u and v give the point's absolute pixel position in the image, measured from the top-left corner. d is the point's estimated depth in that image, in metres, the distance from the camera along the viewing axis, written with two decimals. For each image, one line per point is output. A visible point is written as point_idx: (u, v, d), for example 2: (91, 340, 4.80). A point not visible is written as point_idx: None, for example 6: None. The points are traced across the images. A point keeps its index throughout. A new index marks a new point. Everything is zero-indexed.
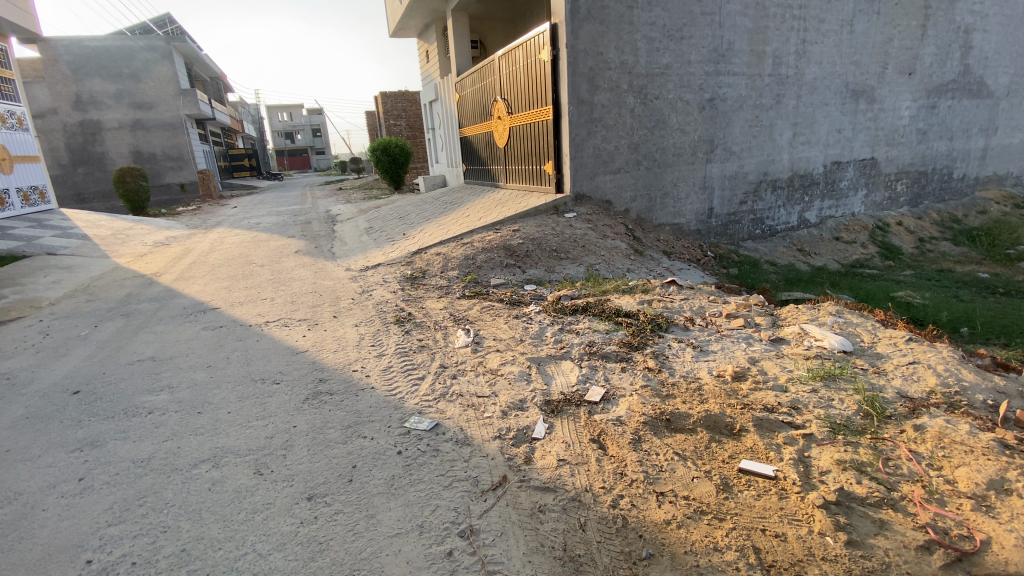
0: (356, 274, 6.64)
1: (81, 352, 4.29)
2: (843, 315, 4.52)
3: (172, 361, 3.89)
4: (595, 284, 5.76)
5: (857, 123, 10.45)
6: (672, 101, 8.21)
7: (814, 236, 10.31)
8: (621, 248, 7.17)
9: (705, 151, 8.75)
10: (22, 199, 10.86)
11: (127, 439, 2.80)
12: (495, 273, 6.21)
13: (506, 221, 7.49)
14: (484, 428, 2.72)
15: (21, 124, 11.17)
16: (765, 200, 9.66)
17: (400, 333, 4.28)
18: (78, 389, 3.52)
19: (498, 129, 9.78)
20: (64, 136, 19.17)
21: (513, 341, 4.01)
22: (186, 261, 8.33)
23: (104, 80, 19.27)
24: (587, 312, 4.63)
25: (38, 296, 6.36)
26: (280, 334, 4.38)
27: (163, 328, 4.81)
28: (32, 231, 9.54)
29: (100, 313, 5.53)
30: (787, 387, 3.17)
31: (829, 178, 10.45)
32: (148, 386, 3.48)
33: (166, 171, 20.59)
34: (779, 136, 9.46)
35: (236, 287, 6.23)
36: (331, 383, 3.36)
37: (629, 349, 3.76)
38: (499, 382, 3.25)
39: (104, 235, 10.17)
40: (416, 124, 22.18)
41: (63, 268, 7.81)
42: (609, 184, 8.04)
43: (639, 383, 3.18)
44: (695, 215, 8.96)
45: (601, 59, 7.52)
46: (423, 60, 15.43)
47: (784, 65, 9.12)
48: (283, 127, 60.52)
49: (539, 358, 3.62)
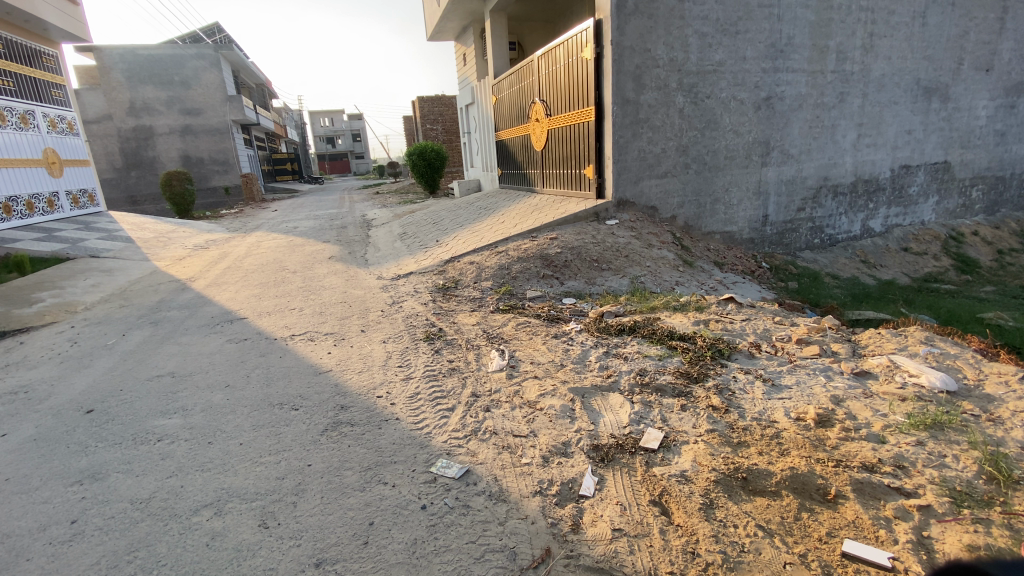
0: (387, 283, 6.38)
1: (103, 364, 4.14)
2: (936, 344, 3.88)
3: (190, 379, 3.66)
4: (642, 299, 5.29)
5: (929, 123, 9.56)
6: (725, 101, 7.64)
7: (879, 246, 9.45)
8: (669, 259, 6.65)
9: (759, 154, 8.11)
10: (71, 202, 11.18)
11: (129, 474, 2.55)
12: (531, 284, 5.82)
13: (543, 228, 7.09)
14: (522, 480, 2.31)
15: (71, 129, 11.54)
16: (826, 207, 8.92)
17: (430, 352, 3.93)
18: (91, 407, 3.33)
19: (536, 131, 9.38)
20: (118, 141, 20.00)
21: (552, 366, 3.60)
22: (221, 265, 8.30)
23: (155, 88, 19.98)
24: (636, 333, 4.18)
25: (75, 300, 6.37)
26: (304, 350, 4.10)
27: (188, 339, 4.63)
28: (78, 234, 9.75)
29: (130, 320, 5.44)
30: (884, 438, 2.64)
31: (897, 183, 9.59)
32: (161, 408, 3.24)
33: (212, 175, 21.20)
34: (842, 138, 8.73)
35: (265, 295, 6.06)
36: (353, 412, 3.03)
37: (688, 381, 3.31)
38: (539, 419, 2.84)
39: (146, 237, 10.33)
40: (451, 128, 22.10)
41: (104, 271, 7.89)
42: (655, 189, 7.52)
43: (704, 427, 2.74)
44: (748, 222, 8.32)
45: (649, 57, 7.04)
46: (460, 63, 15.24)
47: (848, 61, 8.39)
48: (325, 132, 62.13)
49: (583, 389, 3.20)
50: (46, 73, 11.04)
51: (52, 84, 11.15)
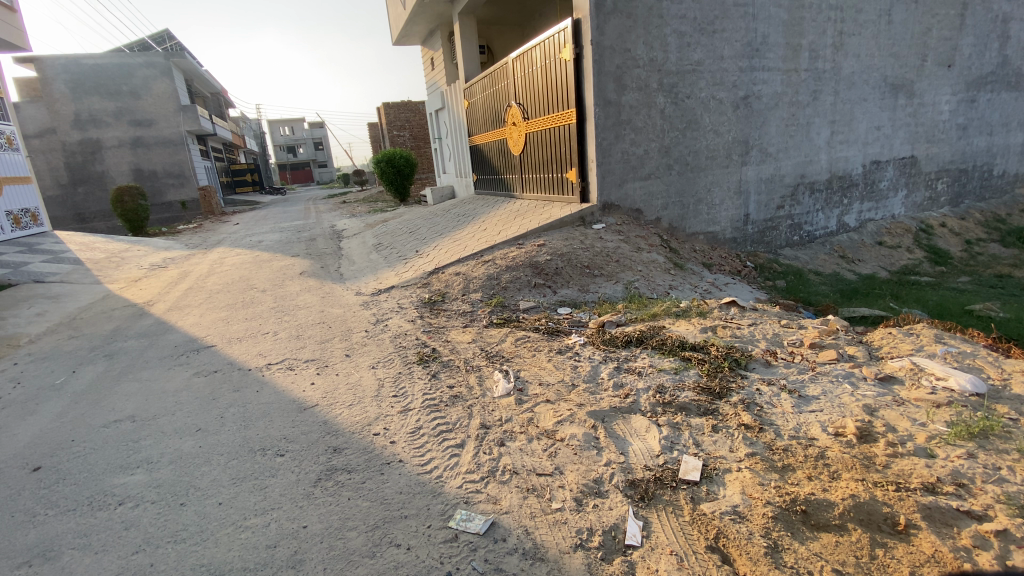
0: (368, 299, 5.98)
1: (51, 408, 3.61)
2: (950, 343, 3.78)
3: (154, 424, 3.20)
4: (641, 306, 5.06)
5: (896, 119, 9.79)
6: (705, 100, 7.56)
7: (855, 241, 9.58)
8: (659, 262, 6.49)
9: (740, 153, 8.07)
10: (12, 222, 10.27)
11: (85, 551, 2.12)
12: (523, 295, 5.53)
13: (528, 235, 6.81)
14: (558, 531, 2.04)
15: (11, 144, 10.65)
16: (804, 204, 8.96)
17: (426, 378, 3.58)
18: (37, 464, 2.84)
19: (512, 135, 9.10)
20: (63, 155, 18.75)
21: (563, 387, 3.29)
22: (182, 286, 7.69)
23: (103, 98, 18.83)
24: (644, 345, 3.91)
25: (18, 332, 5.72)
26: (284, 382, 3.69)
27: (149, 373, 4.13)
28: (21, 257, 8.94)
29: (81, 353, 4.88)
30: (933, 451, 2.48)
31: (868, 178, 9.76)
32: (121, 462, 2.79)
33: (168, 189, 20.08)
34: (816, 135, 8.80)
35: (235, 319, 5.57)
36: (349, 456, 2.67)
37: (712, 398, 3.07)
38: (562, 452, 2.55)
39: (97, 258, 9.56)
40: (420, 134, 21.66)
41: (50, 297, 7.18)
42: (639, 192, 7.35)
43: (743, 451, 2.52)
44: (730, 222, 8.26)
45: (629, 56, 6.88)
46: (428, 68, 14.88)
47: (820, 59, 8.48)
48: (285, 142, 60.38)
49: (602, 413, 2.92)
50: None
51: None
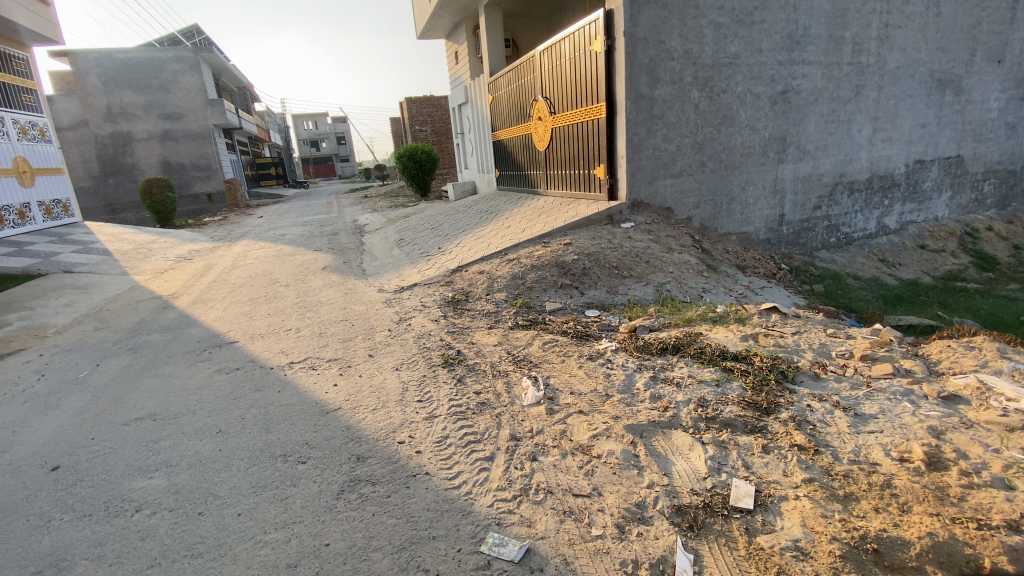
0: (390, 296, 5.87)
1: (73, 403, 3.57)
2: (1018, 358, 3.47)
3: (174, 423, 3.12)
4: (674, 310, 4.84)
5: (942, 117, 9.31)
6: (741, 95, 7.25)
7: (896, 244, 9.16)
8: (691, 264, 6.24)
9: (776, 150, 7.73)
10: (43, 213, 10.46)
11: (99, 563, 2.02)
12: (549, 295, 5.35)
13: (554, 232, 6.61)
14: (601, 562, 1.87)
15: (43, 135, 10.84)
16: (842, 204, 8.57)
17: (452, 382, 3.43)
18: (56, 463, 2.78)
19: (538, 130, 8.90)
20: (95, 147, 19.17)
21: (596, 397, 3.10)
22: (207, 279, 7.71)
23: (133, 92, 19.17)
24: (681, 352, 3.69)
25: (46, 323, 5.77)
26: (306, 382, 3.59)
27: (171, 369, 4.07)
28: (51, 247, 9.09)
29: (105, 346, 4.86)
30: (1013, 483, 2.24)
31: (911, 179, 9.30)
32: (140, 464, 2.70)
33: (194, 181, 20.38)
34: (858, 132, 8.39)
35: (257, 314, 5.52)
36: (372, 465, 2.53)
37: (759, 413, 2.85)
38: (600, 471, 2.36)
39: (125, 250, 9.66)
40: (442, 129, 21.57)
41: (78, 288, 7.26)
42: (670, 189, 7.08)
43: (799, 476, 2.32)
44: (765, 222, 7.92)
45: (663, 48, 6.60)
46: (452, 61, 14.73)
47: (864, 53, 8.07)
48: (309, 136, 61.09)
49: (640, 427, 2.73)
50: (15, 76, 10.33)
51: (21, 88, 10.44)
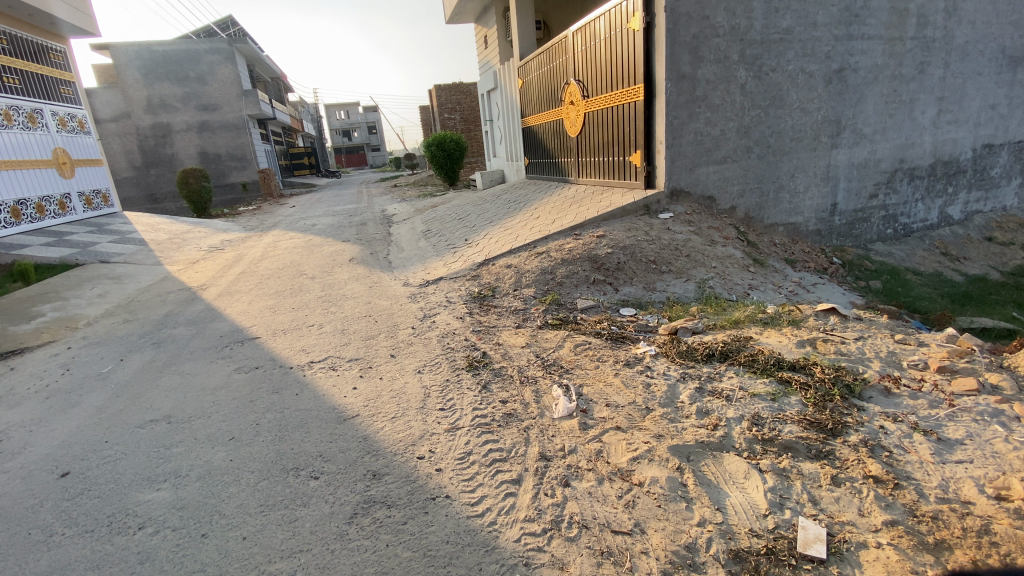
0: (415, 291, 5.67)
1: (93, 402, 3.49)
2: None
3: (188, 428, 2.98)
4: (718, 310, 4.46)
5: (1015, 97, 8.47)
6: (792, 74, 6.68)
7: (959, 236, 8.43)
8: (736, 258, 5.81)
9: (830, 134, 7.13)
10: (84, 203, 10.75)
11: None
12: (580, 291, 5.04)
13: (586, 223, 6.27)
14: None
15: (82, 127, 11.08)
16: (901, 192, 7.89)
17: (477, 389, 3.18)
18: (66, 468, 2.68)
19: (570, 115, 8.50)
20: (137, 139, 19.69)
21: (634, 411, 2.80)
22: (235, 270, 7.70)
23: (171, 84, 19.55)
24: (729, 360, 3.34)
25: (78, 314, 5.82)
26: (324, 385, 3.40)
27: (191, 367, 3.97)
28: (90, 237, 9.29)
29: (131, 340, 4.83)
30: None
31: (978, 165, 8.51)
32: (148, 474, 2.56)
33: (230, 171, 20.75)
34: (921, 114, 7.68)
35: (281, 308, 5.41)
36: (389, 484, 2.32)
37: (823, 435, 2.51)
38: (643, 503, 2.08)
39: (160, 239, 9.80)
40: (470, 117, 21.29)
41: (112, 279, 7.34)
42: (712, 177, 6.62)
43: (879, 517, 1.99)
44: (815, 213, 7.36)
45: (707, 25, 6.10)
46: (481, 46, 14.36)
47: (930, 26, 7.33)
48: (341, 125, 61.91)
49: (687, 450, 2.43)
50: (55, 70, 10.53)
51: (60, 81, 10.65)
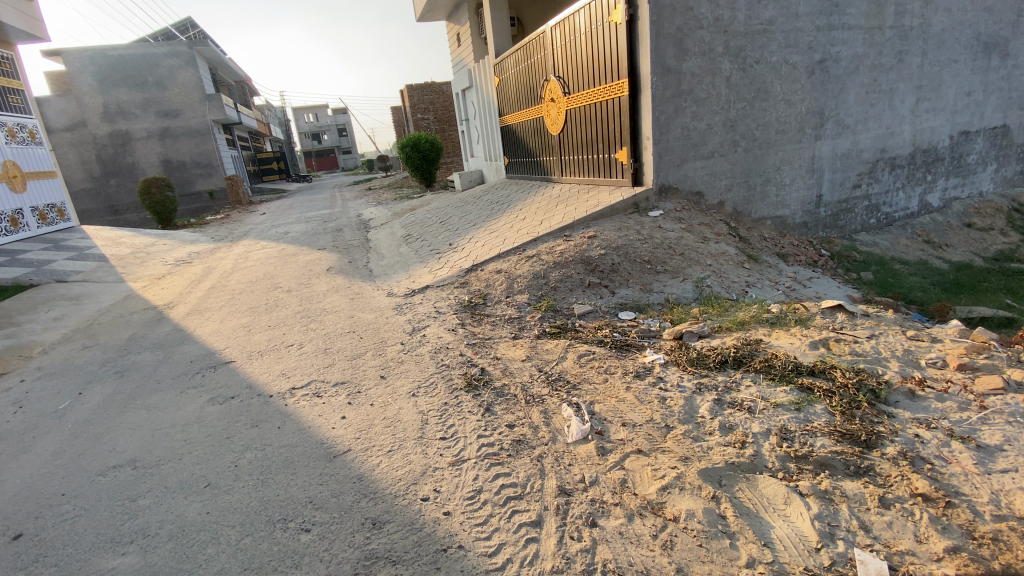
0: (401, 302, 5.36)
1: (48, 445, 3.11)
2: None
3: (157, 474, 2.64)
4: (721, 312, 4.30)
5: (988, 84, 8.59)
6: (776, 66, 6.60)
7: (940, 223, 8.52)
8: (730, 254, 5.69)
9: (814, 126, 7.09)
10: (38, 219, 10.06)
11: None
12: (576, 296, 4.82)
13: (576, 224, 6.05)
14: None
15: (33, 137, 10.37)
16: (883, 182, 7.92)
17: (479, 411, 2.93)
18: (18, 530, 2.32)
19: (551, 113, 8.28)
20: (94, 148, 18.72)
21: (654, 430, 2.58)
22: (205, 285, 7.24)
23: (129, 90, 18.63)
24: (744, 367, 3.16)
25: (31, 341, 5.33)
26: (309, 416, 3.09)
27: (158, 399, 3.60)
28: (45, 255, 8.67)
29: (92, 369, 4.40)
30: None
31: (955, 152, 8.62)
32: (111, 534, 2.23)
33: (196, 179, 19.93)
34: (900, 103, 7.71)
35: (257, 326, 5.04)
36: (392, 535, 2.04)
37: (859, 448, 2.33)
38: (683, 544, 1.87)
39: (122, 254, 9.21)
40: (445, 117, 20.89)
41: (70, 299, 6.81)
42: (700, 172, 6.48)
43: (940, 545, 1.83)
44: (802, 205, 7.31)
45: (691, 16, 5.95)
46: (454, 43, 14.03)
47: (907, 15, 7.35)
48: (310, 128, 60.59)
49: (718, 473, 2.23)
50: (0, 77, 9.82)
51: (7, 89, 9.94)
